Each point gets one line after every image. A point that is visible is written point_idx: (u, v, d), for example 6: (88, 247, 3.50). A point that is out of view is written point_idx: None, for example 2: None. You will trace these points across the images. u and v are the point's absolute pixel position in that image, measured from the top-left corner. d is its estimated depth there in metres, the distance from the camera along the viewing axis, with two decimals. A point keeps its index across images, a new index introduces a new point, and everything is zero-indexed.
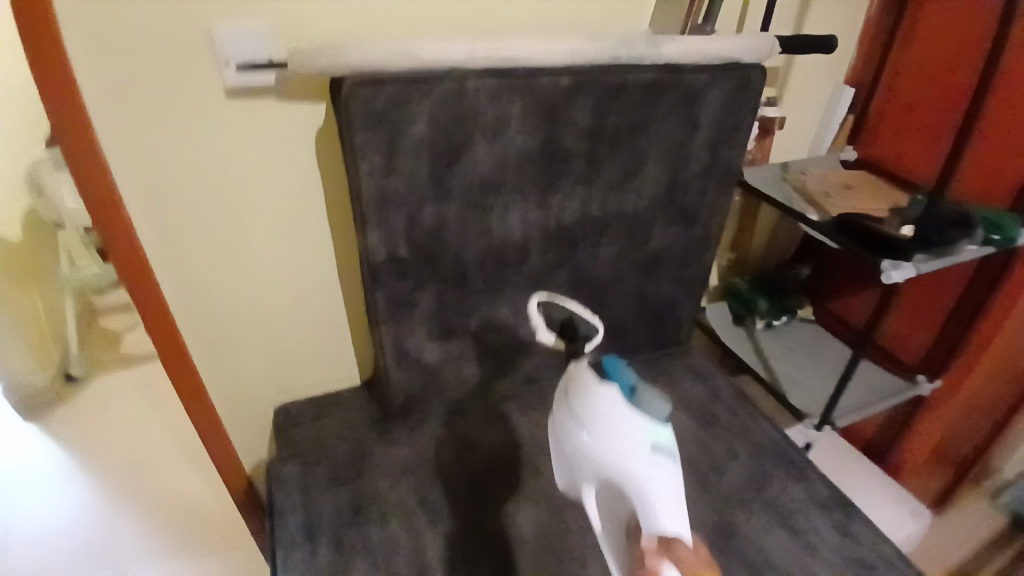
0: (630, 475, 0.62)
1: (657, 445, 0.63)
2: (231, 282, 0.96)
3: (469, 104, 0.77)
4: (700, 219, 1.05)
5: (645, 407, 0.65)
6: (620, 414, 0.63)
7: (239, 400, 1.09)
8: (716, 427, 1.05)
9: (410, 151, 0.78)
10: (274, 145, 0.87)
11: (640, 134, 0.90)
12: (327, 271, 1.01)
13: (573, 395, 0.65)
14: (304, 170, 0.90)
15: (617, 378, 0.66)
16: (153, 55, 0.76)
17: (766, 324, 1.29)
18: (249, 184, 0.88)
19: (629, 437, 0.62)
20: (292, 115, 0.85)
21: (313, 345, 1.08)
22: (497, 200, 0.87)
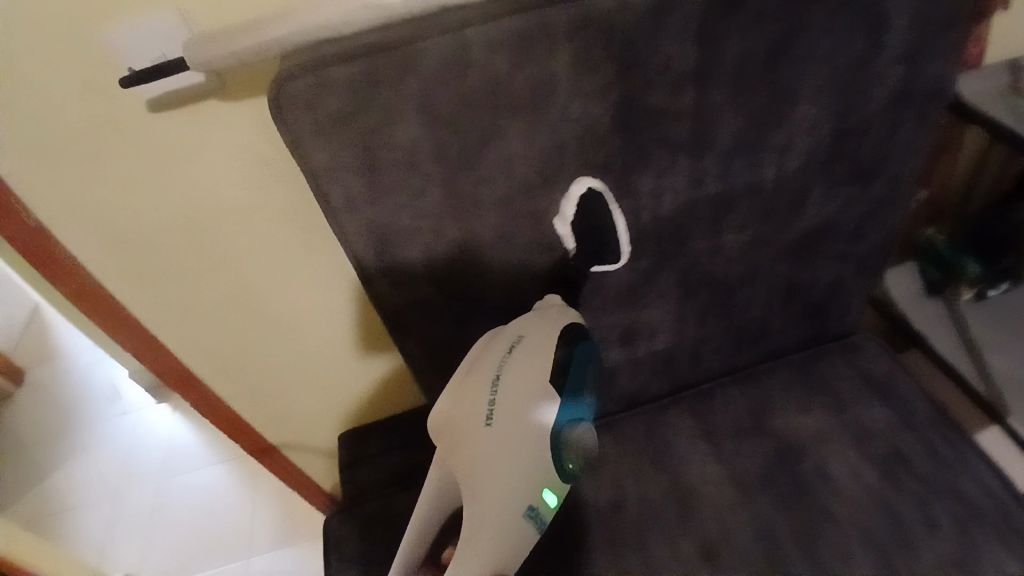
0: (489, 501, 0.48)
1: (537, 502, 0.49)
2: (241, 324, 0.76)
3: (480, 74, 0.47)
4: (883, 172, 0.68)
5: (564, 447, 0.51)
6: (534, 434, 0.49)
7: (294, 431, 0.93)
8: (903, 477, 0.72)
9: (402, 161, 0.50)
10: (248, 163, 0.61)
11: (781, 64, 0.55)
12: (352, 299, 0.78)
13: (519, 365, 0.52)
14: (289, 186, 0.64)
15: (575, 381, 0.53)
16: (41, 73, 0.52)
17: (975, 295, 0.90)
18: (220, 212, 0.65)
19: (523, 470, 0.48)
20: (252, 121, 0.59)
21: (360, 378, 0.88)
22: (553, 205, 0.57)
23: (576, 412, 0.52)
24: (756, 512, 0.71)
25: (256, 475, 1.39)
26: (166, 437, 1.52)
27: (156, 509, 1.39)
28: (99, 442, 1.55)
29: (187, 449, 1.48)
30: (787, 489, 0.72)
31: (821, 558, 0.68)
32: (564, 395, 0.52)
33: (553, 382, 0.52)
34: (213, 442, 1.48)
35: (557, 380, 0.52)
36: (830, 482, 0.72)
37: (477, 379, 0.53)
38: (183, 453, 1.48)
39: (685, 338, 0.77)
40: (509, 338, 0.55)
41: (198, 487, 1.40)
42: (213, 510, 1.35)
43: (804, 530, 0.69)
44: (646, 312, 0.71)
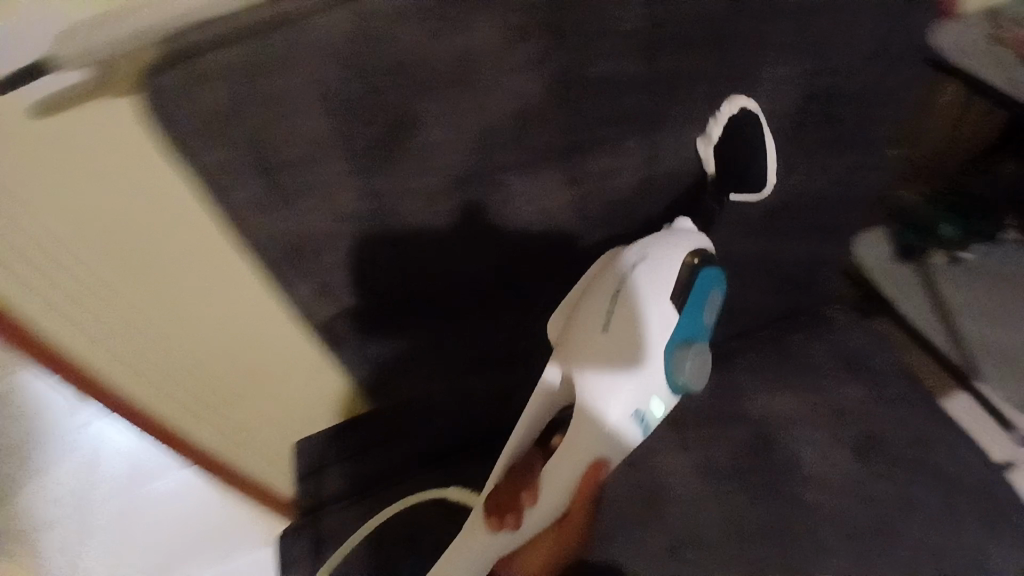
0: (592, 409, 0.48)
1: (647, 409, 0.50)
2: (164, 383, 0.64)
3: (393, 50, 0.41)
4: (850, 137, 0.64)
5: (678, 371, 0.51)
6: (654, 348, 0.49)
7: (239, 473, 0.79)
8: (876, 455, 0.70)
9: (305, 157, 0.43)
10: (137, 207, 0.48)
11: (740, 24, 0.49)
12: (294, 351, 0.66)
13: (645, 282, 0.50)
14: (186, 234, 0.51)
15: (699, 308, 0.52)
16: None
17: (952, 259, 0.84)
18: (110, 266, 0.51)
19: (637, 382, 0.48)
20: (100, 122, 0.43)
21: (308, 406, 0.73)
22: (492, 196, 0.51)
23: (688, 335, 0.52)
24: (728, 503, 0.68)
25: None
26: None
27: None
28: None
29: None
30: (760, 476, 0.69)
31: (797, 545, 0.65)
32: (682, 318, 0.51)
33: (675, 301, 0.51)
34: None
35: (679, 301, 0.51)
36: (802, 468, 0.69)
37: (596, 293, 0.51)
38: None
39: None
40: (632, 255, 0.51)
41: None
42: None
43: (778, 519, 0.67)
44: None
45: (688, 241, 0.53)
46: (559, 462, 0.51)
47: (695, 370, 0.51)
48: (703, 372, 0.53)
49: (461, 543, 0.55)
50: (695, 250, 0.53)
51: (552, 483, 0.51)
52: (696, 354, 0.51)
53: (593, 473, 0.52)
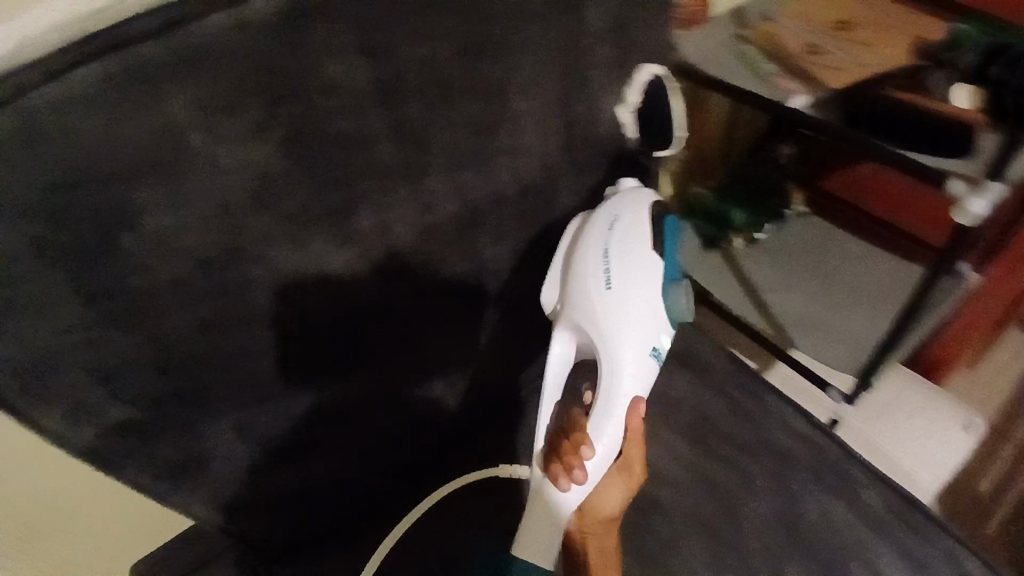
0: (621, 344, 0.55)
1: (660, 342, 0.57)
2: None
3: (75, 144, 0.36)
4: (623, 150, 0.67)
5: (676, 303, 0.57)
6: (652, 288, 0.56)
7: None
8: (716, 441, 0.73)
9: (3, 278, 0.37)
10: None
11: (474, 64, 0.50)
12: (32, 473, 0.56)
13: (623, 237, 0.57)
14: None
15: (675, 247, 0.59)
16: None
17: (748, 240, 0.93)
18: None
19: (647, 322, 0.56)
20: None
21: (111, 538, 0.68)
22: (257, 274, 0.47)
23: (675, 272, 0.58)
24: None
25: None
26: None
27: None
28: None
29: None
30: None
31: (657, 549, 0.66)
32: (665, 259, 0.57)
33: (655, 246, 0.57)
34: None
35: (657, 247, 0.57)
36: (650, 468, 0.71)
37: (585, 256, 0.57)
38: None
39: (484, 363, 0.70)
40: (608, 218, 0.59)
41: None
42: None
43: (637, 527, 0.67)
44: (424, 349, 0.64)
45: (647, 193, 0.61)
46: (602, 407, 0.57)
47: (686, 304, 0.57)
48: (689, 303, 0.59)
49: (529, 518, 0.60)
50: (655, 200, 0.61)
51: (597, 429, 0.57)
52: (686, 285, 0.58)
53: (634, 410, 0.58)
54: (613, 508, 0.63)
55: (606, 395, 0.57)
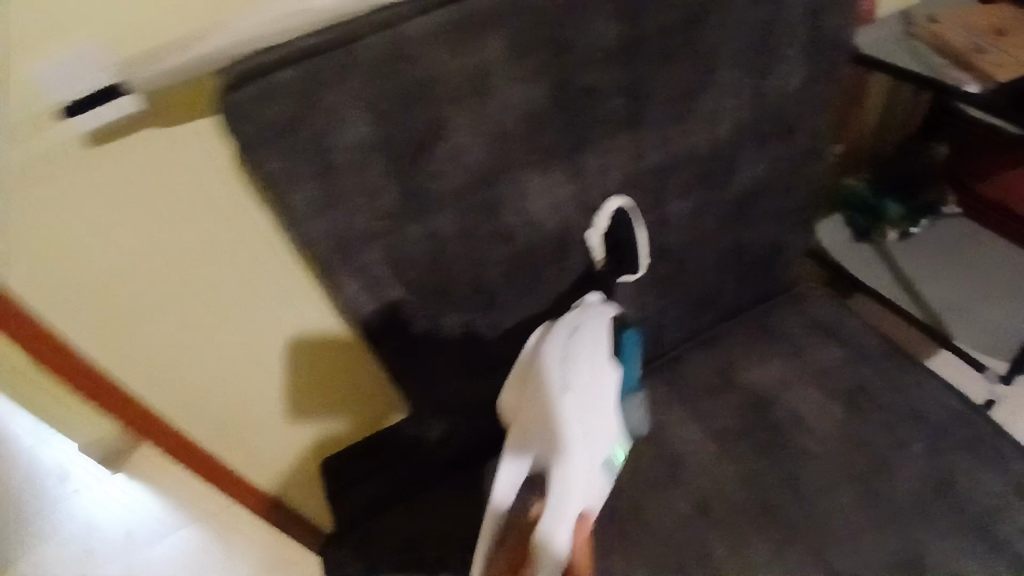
0: (574, 449, 0.52)
1: (614, 455, 0.57)
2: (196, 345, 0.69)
3: (422, 65, 0.48)
4: (800, 126, 0.73)
5: (626, 412, 0.69)
6: (605, 402, 0.56)
7: (297, 468, 0.88)
8: (869, 408, 0.76)
9: (355, 163, 0.50)
10: (181, 153, 0.55)
11: (698, 30, 0.58)
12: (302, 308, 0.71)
13: (583, 341, 0.58)
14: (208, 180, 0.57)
15: (627, 364, 0.66)
16: None
17: (901, 234, 0.97)
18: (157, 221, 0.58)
19: (597, 436, 0.55)
20: (197, 151, 0.56)
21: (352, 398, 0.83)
22: (505, 193, 0.59)
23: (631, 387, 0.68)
24: (741, 463, 0.74)
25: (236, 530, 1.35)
26: (135, 509, 1.47)
27: None
28: (50, 534, 1.46)
29: (153, 520, 1.44)
30: (765, 437, 0.75)
31: (810, 495, 0.71)
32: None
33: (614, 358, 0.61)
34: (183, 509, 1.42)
35: (616, 357, 0.65)
36: (802, 424, 0.76)
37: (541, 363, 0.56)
38: (149, 530, 1.43)
39: (651, 313, 0.78)
40: (569, 325, 0.60)
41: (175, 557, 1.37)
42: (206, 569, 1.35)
43: (788, 472, 0.73)
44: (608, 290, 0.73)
45: (609, 305, 0.65)
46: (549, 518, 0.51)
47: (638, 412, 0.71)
48: (642, 409, 0.72)
49: None
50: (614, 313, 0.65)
51: (547, 534, 0.51)
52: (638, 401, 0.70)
53: (580, 531, 0.54)
54: None
55: (552, 512, 0.51)
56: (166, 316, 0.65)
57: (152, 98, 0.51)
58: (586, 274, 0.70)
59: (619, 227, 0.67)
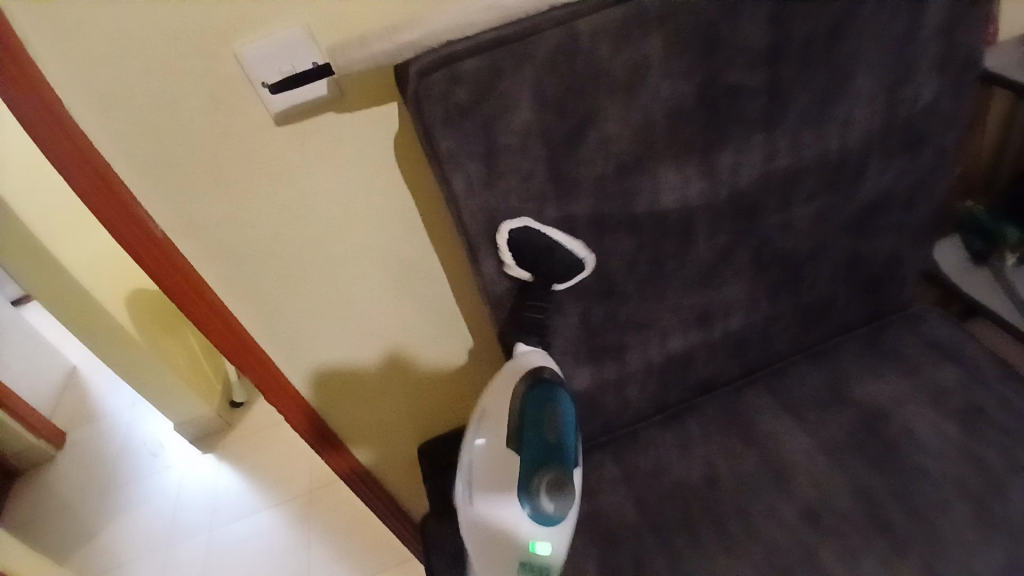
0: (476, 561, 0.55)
1: (529, 557, 0.53)
2: (333, 314, 0.75)
3: (587, 57, 0.52)
4: (929, 140, 0.73)
5: (534, 495, 0.53)
6: (503, 495, 0.54)
7: (402, 443, 0.93)
8: (990, 429, 0.74)
9: (516, 146, 0.55)
10: (360, 134, 0.62)
11: (840, 39, 0.60)
12: (434, 290, 0.77)
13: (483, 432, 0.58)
14: (379, 161, 0.64)
15: (529, 441, 0.55)
16: (174, 65, 0.54)
17: (1020, 258, 0.92)
18: (325, 194, 0.65)
19: (500, 544, 0.53)
20: (359, 128, 0.62)
21: (458, 376, 0.88)
22: (642, 184, 0.62)
23: (547, 456, 0.55)
24: (851, 474, 0.73)
25: (317, 510, 1.40)
26: (221, 483, 1.54)
27: (220, 556, 1.40)
28: (144, 500, 1.55)
29: (237, 494, 1.50)
30: (877, 450, 0.75)
31: (924, 509, 0.69)
32: (521, 450, 0.55)
33: (508, 444, 0.55)
34: (270, 487, 1.49)
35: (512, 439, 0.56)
36: (917, 441, 0.75)
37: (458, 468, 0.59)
38: (232, 504, 1.49)
39: (760, 317, 0.79)
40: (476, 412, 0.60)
41: (256, 531, 1.42)
42: (273, 551, 1.37)
43: (901, 486, 0.71)
44: (722, 290, 0.74)
45: (512, 377, 0.60)
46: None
47: (545, 490, 0.53)
48: (564, 493, 0.54)
49: None
50: (531, 374, 0.60)
51: None
52: (548, 476, 0.54)
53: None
54: None
55: None
56: (300, 282, 0.71)
57: (336, 83, 0.58)
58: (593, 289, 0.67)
59: (535, 250, 0.60)
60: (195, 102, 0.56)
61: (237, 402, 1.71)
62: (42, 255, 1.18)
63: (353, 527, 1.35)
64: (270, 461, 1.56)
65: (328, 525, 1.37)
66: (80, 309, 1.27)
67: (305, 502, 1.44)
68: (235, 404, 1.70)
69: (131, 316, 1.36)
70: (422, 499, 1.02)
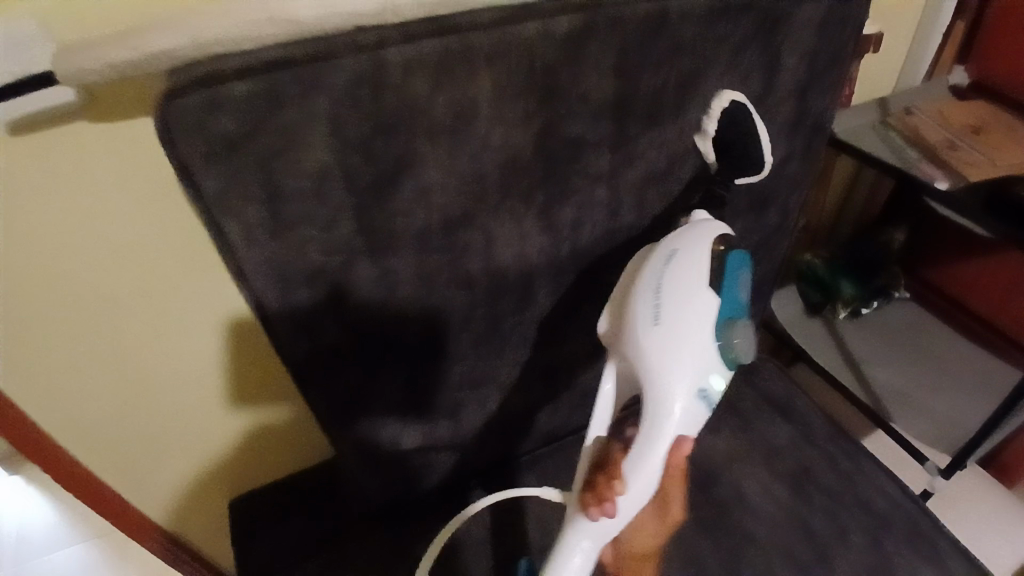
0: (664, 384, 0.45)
1: (713, 388, 0.46)
2: (102, 366, 0.60)
3: (397, 93, 0.43)
4: (775, 201, 0.72)
5: (735, 346, 0.47)
6: (708, 322, 0.46)
7: (203, 505, 0.79)
8: (812, 491, 0.75)
9: (308, 191, 0.44)
10: (119, 155, 0.49)
11: (693, 94, 0.55)
12: (235, 339, 0.65)
13: (684, 268, 0.47)
14: (148, 190, 0.52)
15: (728, 287, 0.48)
16: None
17: (851, 314, 0.97)
18: (77, 227, 0.51)
19: (702, 361, 0.45)
20: (112, 146, 0.48)
21: (271, 425, 0.75)
22: (471, 239, 0.53)
23: (740, 313, 0.49)
24: (684, 542, 0.71)
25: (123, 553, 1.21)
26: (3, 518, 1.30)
27: None
28: None
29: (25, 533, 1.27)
30: (708, 515, 0.73)
31: None
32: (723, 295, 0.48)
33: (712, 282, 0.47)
34: (66, 526, 1.27)
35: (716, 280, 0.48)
36: (745, 504, 0.74)
37: (636, 292, 0.48)
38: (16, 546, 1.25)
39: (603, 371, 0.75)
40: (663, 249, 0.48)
41: None
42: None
43: (730, 554, 0.70)
44: (564, 345, 0.69)
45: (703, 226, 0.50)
46: (642, 451, 0.46)
47: (742, 340, 0.47)
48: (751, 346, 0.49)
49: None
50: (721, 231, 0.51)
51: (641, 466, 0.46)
52: (741, 331, 0.47)
53: (677, 454, 0.47)
54: (649, 540, 0.58)
55: (645, 435, 0.45)
56: (45, 319, 0.55)
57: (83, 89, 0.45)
58: (417, 348, 0.59)
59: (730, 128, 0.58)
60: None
61: None
62: None
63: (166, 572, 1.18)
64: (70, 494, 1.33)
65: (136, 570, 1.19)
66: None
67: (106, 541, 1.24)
68: None
69: None
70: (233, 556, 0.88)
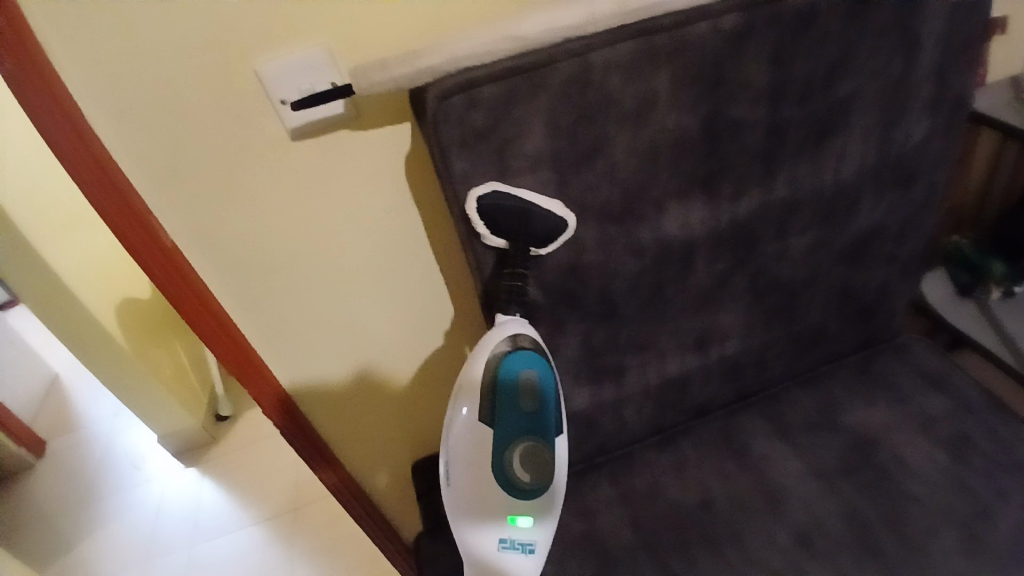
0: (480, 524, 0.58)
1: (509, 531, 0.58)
2: (337, 329, 0.77)
3: (599, 88, 0.55)
4: (919, 178, 0.76)
5: (509, 468, 0.57)
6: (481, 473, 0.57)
7: (398, 460, 0.94)
8: (972, 457, 0.76)
9: (527, 169, 0.57)
10: (375, 157, 0.65)
11: (839, 77, 0.63)
12: (436, 312, 0.80)
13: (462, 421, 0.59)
14: (390, 185, 0.67)
15: (508, 407, 0.57)
16: (194, 88, 0.57)
17: (1006, 293, 0.96)
18: (338, 215, 0.68)
19: (477, 515, 0.58)
20: (369, 146, 0.64)
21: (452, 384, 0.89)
22: (647, 210, 0.64)
23: (529, 428, 0.57)
24: (842, 498, 0.75)
25: (302, 527, 1.39)
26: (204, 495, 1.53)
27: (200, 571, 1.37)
28: (122, 513, 1.53)
29: (223, 510, 1.48)
30: (866, 477, 0.76)
31: (911, 535, 0.71)
32: (497, 428, 0.57)
33: (484, 419, 0.57)
34: (254, 504, 1.47)
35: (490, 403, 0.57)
36: (907, 468, 0.76)
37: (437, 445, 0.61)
38: (215, 521, 1.46)
39: (753, 342, 0.81)
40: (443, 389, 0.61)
41: (241, 545, 1.40)
42: (258, 572, 1.34)
43: (889, 510, 0.73)
44: (719, 315, 0.76)
45: (485, 352, 0.57)
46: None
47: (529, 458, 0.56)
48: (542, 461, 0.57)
49: None
50: (505, 344, 0.58)
51: None
52: (525, 448, 0.56)
53: None
54: None
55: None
56: (306, 288, 0.72)
57: (352, 104, 0.60)
58: (598, 309, 0.70)
59: (507, 214, 0.57)
60: (208, 118, 0.58)
61: (223, 416, 1.71)
62: (35, 258, 1.21)
63: (339, 546, 1.33)
64: (255, 478, 1.54)
65: (312, 543, 1.35)
66: (68, 311, 1.30)
67: (288, 517, 1.42)
68: (222, 418, 1.71)
69: (121, 321, 1.40)
70: (414, 514, 1.03)
